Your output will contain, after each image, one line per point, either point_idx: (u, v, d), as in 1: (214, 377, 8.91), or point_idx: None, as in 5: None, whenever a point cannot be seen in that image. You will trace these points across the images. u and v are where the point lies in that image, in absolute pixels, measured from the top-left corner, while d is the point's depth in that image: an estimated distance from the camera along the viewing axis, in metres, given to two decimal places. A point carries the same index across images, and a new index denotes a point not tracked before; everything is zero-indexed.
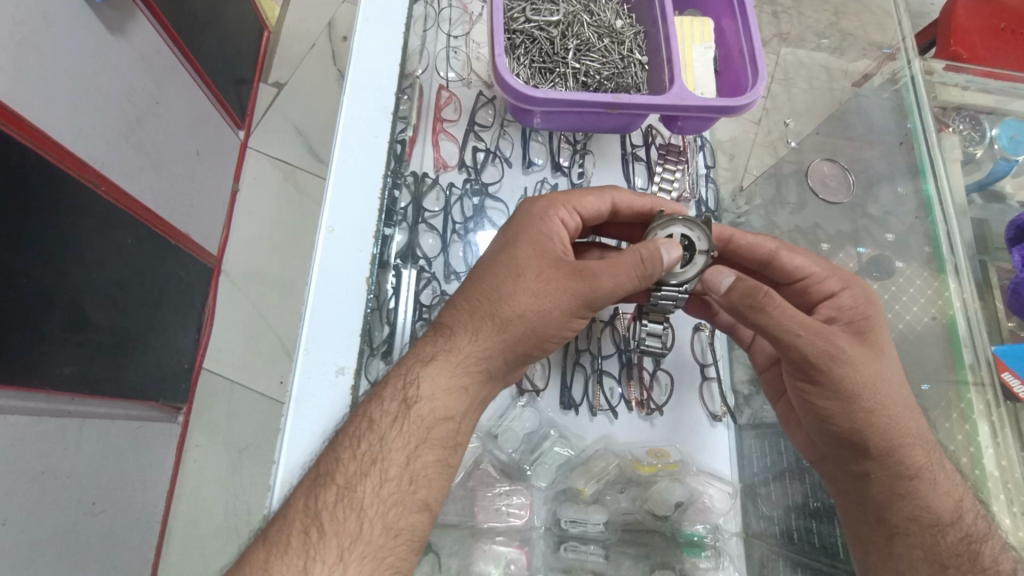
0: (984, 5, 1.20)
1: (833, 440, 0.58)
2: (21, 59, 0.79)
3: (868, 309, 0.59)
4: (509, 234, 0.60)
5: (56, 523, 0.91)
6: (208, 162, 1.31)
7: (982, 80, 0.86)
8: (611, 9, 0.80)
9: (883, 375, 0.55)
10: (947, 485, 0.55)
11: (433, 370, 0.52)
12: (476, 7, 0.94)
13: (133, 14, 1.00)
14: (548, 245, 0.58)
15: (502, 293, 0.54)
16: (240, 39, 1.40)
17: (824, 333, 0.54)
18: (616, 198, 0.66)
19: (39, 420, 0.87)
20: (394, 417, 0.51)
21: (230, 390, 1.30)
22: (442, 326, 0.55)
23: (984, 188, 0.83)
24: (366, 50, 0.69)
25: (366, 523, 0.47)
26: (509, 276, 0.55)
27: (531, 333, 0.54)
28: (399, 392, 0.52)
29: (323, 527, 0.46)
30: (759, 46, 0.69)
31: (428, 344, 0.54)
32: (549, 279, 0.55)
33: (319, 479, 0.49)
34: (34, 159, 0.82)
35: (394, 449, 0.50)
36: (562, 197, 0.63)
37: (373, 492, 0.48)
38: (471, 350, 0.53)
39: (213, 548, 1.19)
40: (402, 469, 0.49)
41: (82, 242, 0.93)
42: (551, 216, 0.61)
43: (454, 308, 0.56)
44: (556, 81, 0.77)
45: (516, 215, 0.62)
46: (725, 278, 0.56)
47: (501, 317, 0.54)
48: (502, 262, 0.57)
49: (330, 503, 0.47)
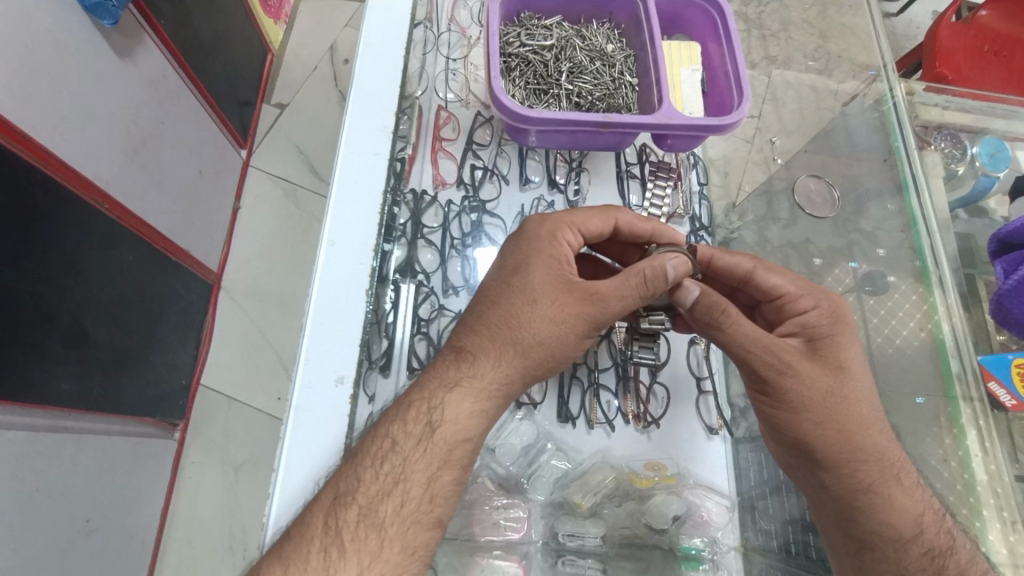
0: (966, 28, 1.25)
1: (790, 451, 0.59)
2: (32, 82, 0.82)
3: (832, 326, 0.59)
4: (519, 256, 0.60)
5: (49, 542, 0.90)
6: (211, 181, 1.33)
7: (961, 100, 0.89)
8: (602, 33, 0.82)
9: (835, 391, 0.56)
10: (906, 501, 0.55)
11: (458, 397, 0.52)
12: (473, 31, 0.97)
13: (141, 38, 1.03)
14: (561, 269, 0.59)
15: (520, 320, 0.56)
16: (244, 62, 1.44)
17: (773, 347, 0.57)
18: (619, 218, 0.66)
19: (36, 436, 0.87)
20: (418, 440, 0.51)
21: (228, 407, 1.29)
22: (464, 352, 0.55)
23: (968, 204, 0.85)
24: (366, 72, 0.71)
25: (386, 542, 0.47)
26: (524, 302, 0.57)
27: (549, 358, 0.57)
28: (423, 416, 0.52)
29: (344, 545, 0.46)
30: (744, 70, 0.72)
31: (451, 369, 0.54)
32: (566, 305, 0.57)
33: (340, 498, 0.49)
34: (41, 178, 0.84)
35: (416, 470, 0.50)
36: (567, 218, 0.63)
37: (394, 511, 0.48)
38: (493, 375, 0.54)
39: (207, 568, 1.18)
40: (424, 491, 0.50)
41: (85, 260, 0.94)
42: (560, 237, 0.61)
43: (473, 333, 0.57)
44: (550, 102, 0.80)
45: (522, 237, 0.62)
46: (693, 288, 0.59)
47: (520, 344, 0.55)
48: (517, 287, 0.58)
49: (351, 523, 0.47)
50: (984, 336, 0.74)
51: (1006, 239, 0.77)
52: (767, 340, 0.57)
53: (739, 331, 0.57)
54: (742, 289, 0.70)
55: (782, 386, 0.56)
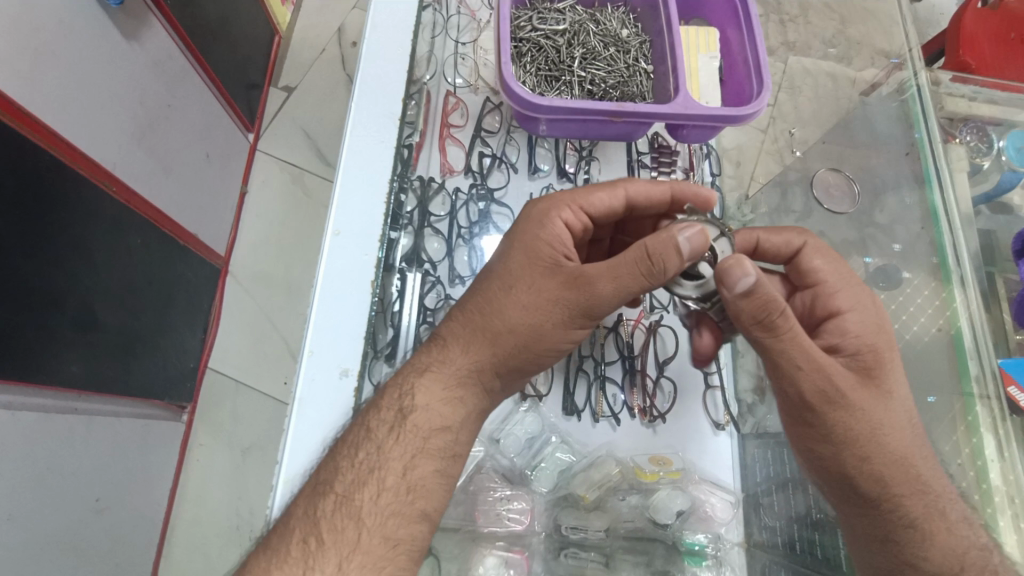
0: (994, 14, 1.20)
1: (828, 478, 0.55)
2: (38, 63, 0.81)
3: (873, 339, 0.55)
4: (506, 241, 0.59)
5: (61, 521, 0.92)
6: (217, 165, 1.33)
7: (989, 91, 0.86)
8: (617, 17, 0.80)
9: (881, 418, 0.52)
10: (951, 536, 0.51)
11: (425, 382, 0.53)
12: (483, 14, 0.95)
13: (146, 19, 1.01)
14: (546, 250, 0.56)
15: (496, 306, 0.55)
16: (251, 44, 1.42)
17: (825, 368, 0.51)
18: (630, 189, 0.63)
19: (47, 418, 0.88)
20: (390, 427, 0.51)
21: (235, 390, 1.30)
22: (437, 337, 0.56)
23: (991, 200, 0.82)
24: (373, 57, 0.70)
25: (363, 532, 0.47)
26: (501, 289, 0.55)
27: (527, 346, 0.55)
28: (395, 403, 0.52)
29: (322, 535, 0.46)
30: (764, 57, 0.69)
31: (424, 356, 0.55)
32: (544, 290, 0.54)
33: (319, 487, 0.49)
34: (48, 161, 0.84)
35: (392, 458, 0.50)
36: (567, 196, 0.60)
37: (371, 500, 0.48)
38: (463, 362, 0.54)
39: (215, 548, 1.20)
40: (400, 480, 0.49)
41: (93, 243, 0.94)
42: (551, 215, 0.58)
43: (451, 320, 0.57)
44: (562, 89, 0.78)
45: (517, 220, 0.61)
46: (746, 275, 0.48)
47: (492, 331, 0.54)
48: (498, 273, 0.56)
49: (329, 511, 0.48)
50: (1002, 335, 0.72)
51: None
52: (821, 358, 0.51)
53: (791, 344, 0.50)
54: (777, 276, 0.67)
55: (827, 416, 0.52)
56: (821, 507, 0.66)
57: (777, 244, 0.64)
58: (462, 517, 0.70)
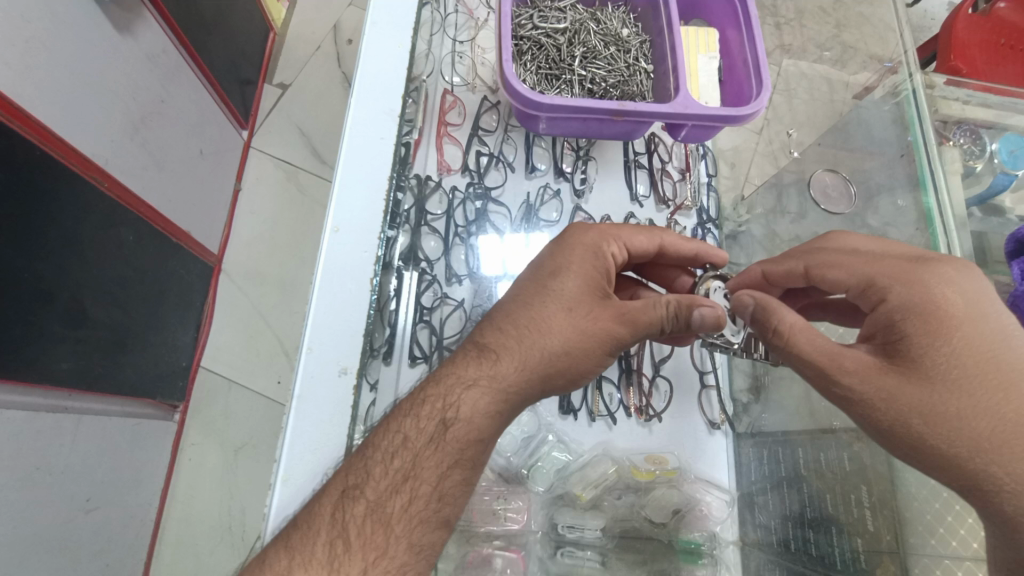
0: (984, 20, 1.22)
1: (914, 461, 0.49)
2: (30, 55, 0.80)
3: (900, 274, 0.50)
4: (558, 258, 0.59)
5: (50, 520, 0.91)
6: (211, 161, 1.31)
7: (982, 95, 0.86)
8: (617, 17, 0.80)
9: (930, 354, 0.46)
10: None
11: (473, 395, 0.51)
12: (481, 13, 0.95)
13: (140, 13, 1.00)
14: (598, 281, 0.58)
15: (549, 323, 0.55)
16: (245, 39, 1.41)
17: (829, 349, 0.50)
18: (664, 239, 0.66)
19: (36, 416, 0.86)
20: (429, 437, 0.50)
21: (227, 390, 1.29)
22: (486, 348, 0.54)
23: (983, 202, 0.85)
24: (372, 53, 0.69)
25: (393, 539, 0.47)
26: (557, 306, 0.56)
27: (570, 369, 0.55)
28: (437, 412, 0.51)
29: (350, 540, 0.46)
30: (763, 57, 0.70)
31: (471, 367, 0.53)
32: (598, 317, 0.56)
33: (348, 491, 0.48)
34: (39, 156, 0.82)
35: (426, 467, 0.49)
36: (614, 230, 0.62)
37: (402, 508, 0.48)
38: (515, 377, 0.53)
39: (206, 548, 1.18)
40: (432, 489, 0.49)
41: (84, 237, 0.93)
42: (604, 248, 0.60)
43: (499, 331, 0.55)
44: (562, 88, 0.79)
45: (565, 239, 0.62)
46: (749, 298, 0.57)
47: (545, 349, 0.54)
48: (553, 291, 0.56)
49: (358, 517, 0.47)
50: None
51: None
52: (836, 349, 0.49)
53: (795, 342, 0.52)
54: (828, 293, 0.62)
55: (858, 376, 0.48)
56: (817, 506, 0.67)
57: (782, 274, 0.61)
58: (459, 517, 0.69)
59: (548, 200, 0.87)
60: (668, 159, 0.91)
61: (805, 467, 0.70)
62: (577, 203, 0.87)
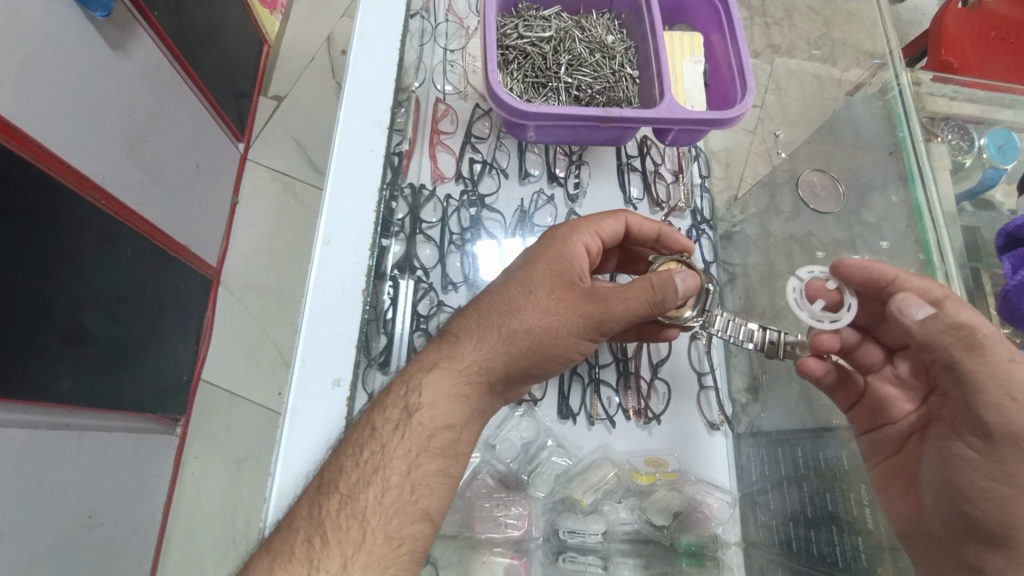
0: (973, 14, 1.22)
1: (951, 518, 0.50)
2: (24, 75, 0.81)
3: None
4: (527, 252, 0.61)
5: (54, 537, 0.91)
6: (208, 174, 1.32)
7: (969, 90, 0.87)
8: (602, 24, 0.81)
9: None
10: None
11: (434, 377, 0.53)
12: (471, 21, 0.95)
13: (132, 30, 1.01)
14: (565, 266, 0.58)
15: (512, 306, 0.56)
16: (240, 53, 1.42)
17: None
18: (630, 220, 0.66)
19: (38, 433, 0.87)
20: (396, 425, 0.51)
21: (228, 402, 1.29)
22: (449, 334, 0.56)
23: (973, 197, 0.85)
24: (361, 65, 0.70)
25: (368, 531, 0.47)
26: (518, 291, 0.57)
27: (537, 349, 0.55)
28: (401, 400, 0.52)
29: (327, 536, 0.46)
30: (747, 60, 0.70)
31: (433, 351, 0.55)
32: (562, 299, 0.56)
33: (323, 487, 0.49)
34: (35, 174, 0.83)
35: (395, 457, 0.50)
36: (584, 222, 0.63)
37: (376, 500, 0.48)
38: (475, 360, 0.54)
39: (211, 561, 1.18)
40: (403, 477, 0.49)
41: (82, 255, 0.93)
42: (570, 235, 0.61)
43: (465, 318, 0.57)
44: (549, 95, 0.79)
45: (538, 237, 0.63)
46: (918, 310, 0.49)
47: (507, 329, 0.55)
48: (517, 276, 0.58)
49: (333, 512, 0.47)
50: None
51: (1013, 234, 0.74)
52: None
53: (1019, 382, 0.43)
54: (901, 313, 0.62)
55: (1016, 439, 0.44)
56: (819, 504, 0.66)
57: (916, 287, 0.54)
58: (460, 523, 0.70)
59: (542, 205, 0.87)
60: (661, 162, 0.91)
61: (804, 465, 0.70)
62: (571, 208, 0.88)
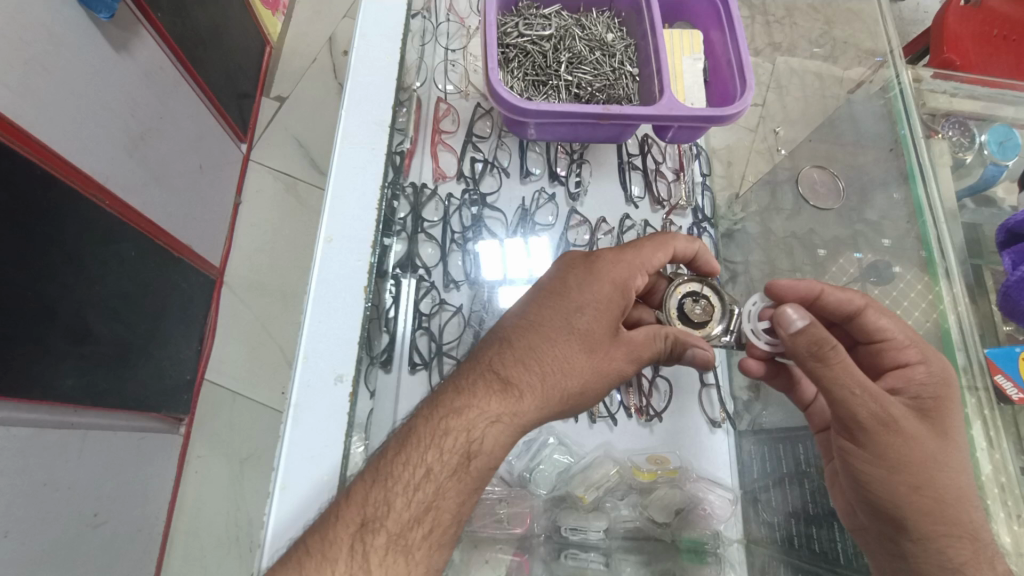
0: (975, 12, 1.22)
1: (868, 513, 0.53)
2: (29, 76, 0.81)
3: (940, 390, 0.53)
4: (585, 295, 0.57)
5: (58, 535, 0.92)
6: (210, 175, 1.33)
7: (969, 87, 0.86)
8: (602, 22, 0.81)
9: (919, 437, 0.49)
10: (949, 539, 0.49)
11: (496, 432, 0.51)
12: (472, 21, 0.96)
13: (136, 31, 1.02)
14: (617, 322, 0.58)
15: (569, 363, 0.55)
16: (243, 54, 1.43)
17: (884, 410, 0.48)
18: (676, 246, 0.65)
19: (42, 432, 0.87)
20: (453, 469, 0.49)
21: (232, 401, 1.30)
22: (508, 383, 0.53)
23: (975, 193, 0.85)
24: (363, 64, 0.70)
25: (413, 565, 0.47)
26: (578, 345, 0.56)
27: (577, 405, 0.57)
28: (461, 445, 0.50)
29: (371, 570, 0.46)
30: (746, 57, 0.71)
31: (494, 401, 0.52)
32: (613, 361, 0.57)
33: (368, 524, 0.47)
34: (39, 174, 0.84)
35: (447, 497, 0.49)
36: (639, 262, 0.60)
37: (423, 537, 0.48)
38: (533, 415, 0.53)
39: (214, 560, 1.19)
40: (453, 517, 0.49)
41: (86, 254, 0.94)
42: (632, 285, 0.59)
43: (520, 364, 0.54)
44: (550, 93, 0.80)
45: (594, 274, 0.59)
46: (798, 318, 0.48)
47: (566, 390, 0.55)
48: (579, 330, 0.56)
49: (379, 548, 0.47)
50: (990, 326, 0.73)
51: (1013, 230, 0.75)
52: (875, 407, 0.48)
53: (843, 378, 0.47)
54: (837, 327, 0.63)
55: (880, 439, 0.49)
56: (818, 502, 0.65)
57: (840, 299, 0.58)
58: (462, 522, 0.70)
59: (543, 204, 0.88)
60: (662, 160, 0.92)
61: (805, 462, 0.68)
62: (572, 206, 0.88)
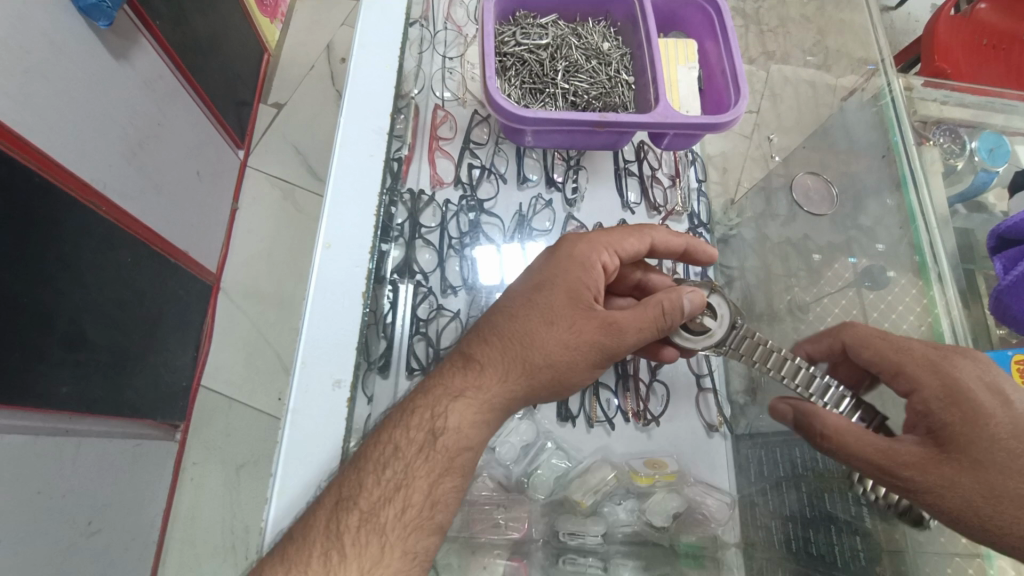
0: (965, 22, 1.24)
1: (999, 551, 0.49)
2: (28, 84, 0.81)
3: (947, 416, 0.49)
4: (544, 274, 0.59)
5: (51, 544, 0.91)
6: (208, 181, 1.33)
7: (959, 95, 0.87)
8: (598, 31, 0.82)
9: (957, 484, 0.47)
10: None
11: (460, 407, 0.51)
12: (470, 30, 0.97)
13: (135, 39, 1.02)
14: (582, 292, 0.57)
15: (533, 337, 0.54)
16: (241, 61, 1.44)
17: (906, 474, 0.50)
18: (655, 237, 0.66)
19: (36, 440, 0.87)
20: (420, 447, 0.50)
21: (228, 408, 1.29)
22: (471, 359, 0.54)
23: (966, 200, 0.87)
24: (362, 73, 0.71)
25: (387, 545, 0.47)
26: (539, 319, 0.55)
27: (556, 380, 0.55)
28: (426, 422, 0.51)
29: (345, 550, 0.46)
30: (740, 67, 0.72)
31: (457, 377, 0.53)
32: (582, 330, 0.55)
33: (342, 502, 0.48)
34: (37, 181, 0.84)
35: (418, 476, 0.49)
36: (604, 239, 0.61)
37: (395, 517, 0.48)
38: (497, 389, 0.53)
39: (210, 568, 1.18)
40: (425, 497, 0.49)
41: (83, 260, 0.94)
42: (595, 261, 0.59)
43: (486, 343, 0.55)
44: (546, 102, 0.81)
45: (556, 254, 0.61)
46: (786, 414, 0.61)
47: (530, 362, 0.54)
48: (535, 302, 0.56)
49: (352, 527, 0.47)
50: (984, 330, 0.73)
51: (1004, 235, 0.76)
52: (887, 474, 0.51)
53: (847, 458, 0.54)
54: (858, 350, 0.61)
55: (919, 497, 0.49)
56: (815, 504, 0.66)
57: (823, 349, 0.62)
58: (459, 526, 0.70)
59: (540, 209, 0.88)
60: (658, 166, 0.93)
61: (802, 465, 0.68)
62: (570, 212, 0.89)
